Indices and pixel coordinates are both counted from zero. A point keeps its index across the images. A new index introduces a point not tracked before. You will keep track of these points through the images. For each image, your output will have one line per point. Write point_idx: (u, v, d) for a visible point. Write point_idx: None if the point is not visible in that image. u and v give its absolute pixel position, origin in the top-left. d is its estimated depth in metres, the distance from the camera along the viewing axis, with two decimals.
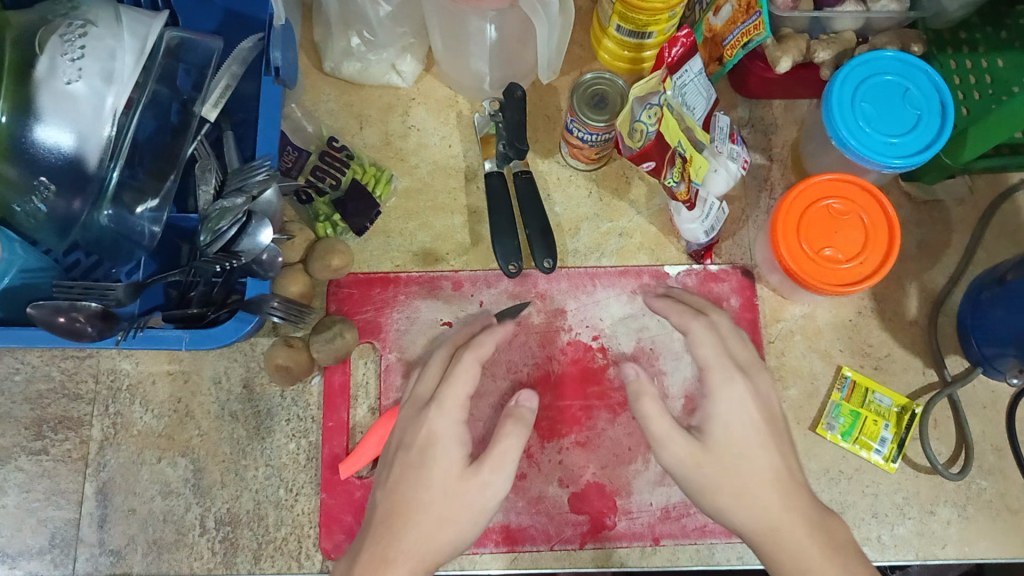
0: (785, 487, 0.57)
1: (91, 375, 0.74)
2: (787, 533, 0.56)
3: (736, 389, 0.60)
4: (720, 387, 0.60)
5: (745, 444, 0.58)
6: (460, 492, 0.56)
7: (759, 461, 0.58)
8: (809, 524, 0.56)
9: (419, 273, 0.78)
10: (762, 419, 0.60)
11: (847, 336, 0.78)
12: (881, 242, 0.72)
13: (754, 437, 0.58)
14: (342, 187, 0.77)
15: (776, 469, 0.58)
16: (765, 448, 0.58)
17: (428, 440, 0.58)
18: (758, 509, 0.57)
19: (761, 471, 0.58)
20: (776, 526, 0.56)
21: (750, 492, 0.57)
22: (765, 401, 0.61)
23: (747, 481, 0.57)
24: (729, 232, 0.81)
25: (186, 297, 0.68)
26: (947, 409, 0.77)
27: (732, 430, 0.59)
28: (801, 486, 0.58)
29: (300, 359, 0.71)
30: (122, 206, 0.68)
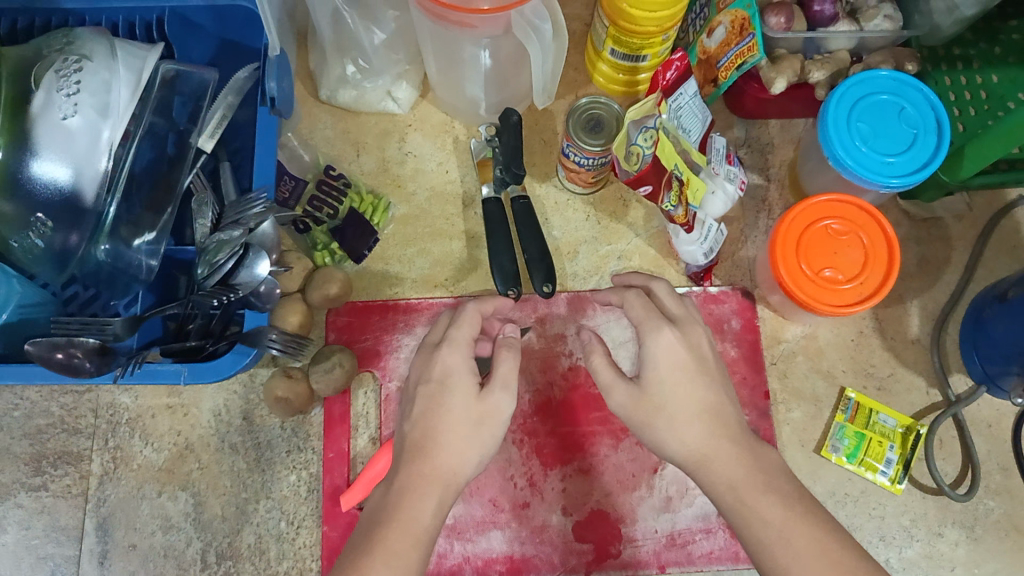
0: (716, 420, 0.55)
1: (90, 410, 0.73)
2: (717, 460, 0.54)
3: (663, 338, 0.56)
4: (648, 336, 0.57)
5: (674, 385, 0.55)
6: (479, 410, 0.55)
7: (686, 399, 0.55)
8: (739, 452, 0.54)
9: (417, 299, 0.77)
10: (692, 360, 0.56)
11: (849, 356, 0.78)
12: (882, 260, 0.72)
13: (686, 383, 0.56)
14: (339, 217, 0.77)
15: (707, 405, 0.55)
16: (693, 384, 0.56)
17: (440, 374, 0.57)
18: (684, 443, 0.55)
19: (686, 405, 0.55)
20: (705, 458, 0.54)
21: (687, 426, 0.55)
22: (696, 346, 0.57)
23: (678, 420, 0.55)
24: (729, 253, 0.80)
25: (184, 329, 0.68)
26: (952, 428, 0.77)
27: (666, 376, 0.56)
28: (730, 417, 0.56)
29: (299, 391, 0.70)
30: (118, 240, 0.67)
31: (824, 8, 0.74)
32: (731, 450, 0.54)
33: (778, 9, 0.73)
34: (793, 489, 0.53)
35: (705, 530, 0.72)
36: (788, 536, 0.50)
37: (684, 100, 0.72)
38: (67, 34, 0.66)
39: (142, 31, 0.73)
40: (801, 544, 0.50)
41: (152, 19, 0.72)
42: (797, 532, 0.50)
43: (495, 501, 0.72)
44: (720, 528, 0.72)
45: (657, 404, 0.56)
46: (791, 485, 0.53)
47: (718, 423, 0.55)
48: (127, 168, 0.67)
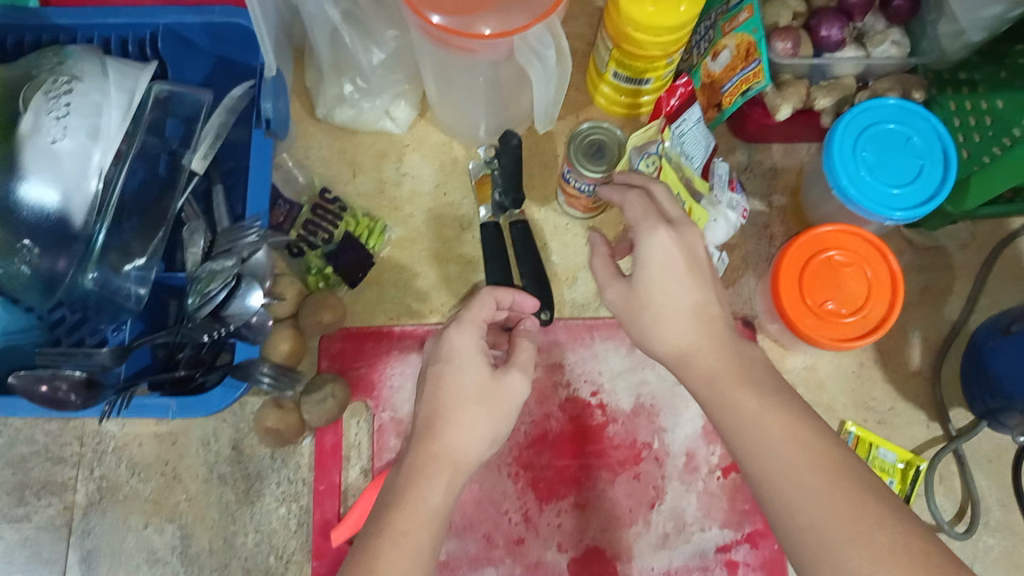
0: (706, 318, 0.56)
1: (75, 438, 0.71)
2: (698, 355, 0.55)
3: (657, 237, 0.55)
4: (640, 235, 0.56)
5: (663, 282, 0.56)
6: (490, 390, 0.55)
7: (676, 301, 0.56)
8: (720, 347, 0.55)
9: (412, 326, 0.75)
10: (685, 259, 0.56)
11: (851, 388, 0.77)
12: (886, 292, 0.71)
13: (676, 278, 0.55)
14: (334, 241, 0.75)
15: (696, 303, 0.56)
16: (683, 283, 0.56)
17: (447, 354, 0.56)
18: (673, 340, 0.56)
19: (676, 301, 0.56)
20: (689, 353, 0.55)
21: (674, 323, 0.56)
22: (692, 250, 0.56)
23: (665, 319, 0.56)
24: (730, 280, 0.79)
25: (175, 359, 0.66)
26: (953, 463, 0.76)
27: (659, 273, 0.56)
28: (717, 313, 0.56)
29: (290, 421, 0.68)
30: (107, 267, 0.65)
31: (831, 33, 0.72)
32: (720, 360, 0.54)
33: (785, 34, 0.72)
34: (779, 388, 0.53)
35: (702, 568, 0.70)
36: (775, 437, 0.50)
37: (687, 126, 0.71)
38: (57, 53, 0.64)
39: (134, 47, 0.69)
40: (786, 457, 0.49)
41: (145, 34, 0.69)
42: (789, 443, 0.49)
43: (489, 536, 0.71)
44: (718, 566, 0.71)
45: (642, 303, 0.57)
46: (778, 385, 0.53)
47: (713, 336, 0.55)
48: (117, 192, 0.64)
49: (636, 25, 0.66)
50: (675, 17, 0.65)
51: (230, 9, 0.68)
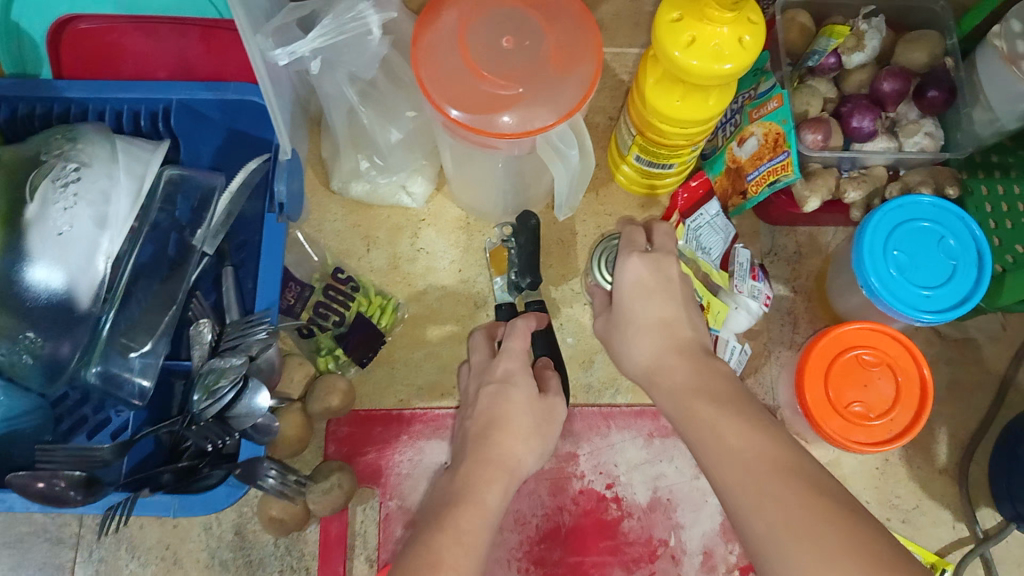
0: (674, 332, 0.60)
1: (75, 517, 0.70)
2: (664, 369, 0.58)
3: (632, 259, 0.63)
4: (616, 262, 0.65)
5: (634, 300, 0.62)
6: (539, 403, 0.63)
7: (647, 312, 0.61)
8: (684, 359, 0.58)
9: (423, 410, 0.74)
10: (654, 281, 0.62)
11: (874, 486, 0.74)
12: (914, 396, 0.69)
13: (654, 298, 0.62)
14: (346, 322, 0.73)
15: (664, 318, 0.61)
16: (652, 300, 0.62)
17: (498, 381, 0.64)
18: (643, 358, 0.61)
19: (644, 320, 0.61)
20: (654, 371, 0.59)
21: (648, 342, 0.61)
22: (660, 271, 0.63)
23: (635, 336, 0.62)
24: (752, 368, 0.76)
25: (179, 449, 0.64)
26: (978, 567, 0.73)
27: (637, 296, 0.62)
28: (686, 335, 0.60)
29: (294, 511, 0.66)
30: (114, 351, 0.62)
31: (863, 125, 0.70)
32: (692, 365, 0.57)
33: (816, 126, 0.69)
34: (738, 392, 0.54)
35: None
36: (729, 445, 0.50)
37: (703, 220, 0.72)
38: (68, 136, 0.62)
39: (147, 121, 0.68)
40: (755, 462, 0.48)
41: (158, 109, 0.67)
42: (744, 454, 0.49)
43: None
44: None
45: (616, 322, 0.64)
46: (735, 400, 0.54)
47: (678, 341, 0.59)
48: (126, 272, 0.62)
49: (662, 117, 0.64)
50: (704, 111, 0.62)
51: (245, 87, 0.67)
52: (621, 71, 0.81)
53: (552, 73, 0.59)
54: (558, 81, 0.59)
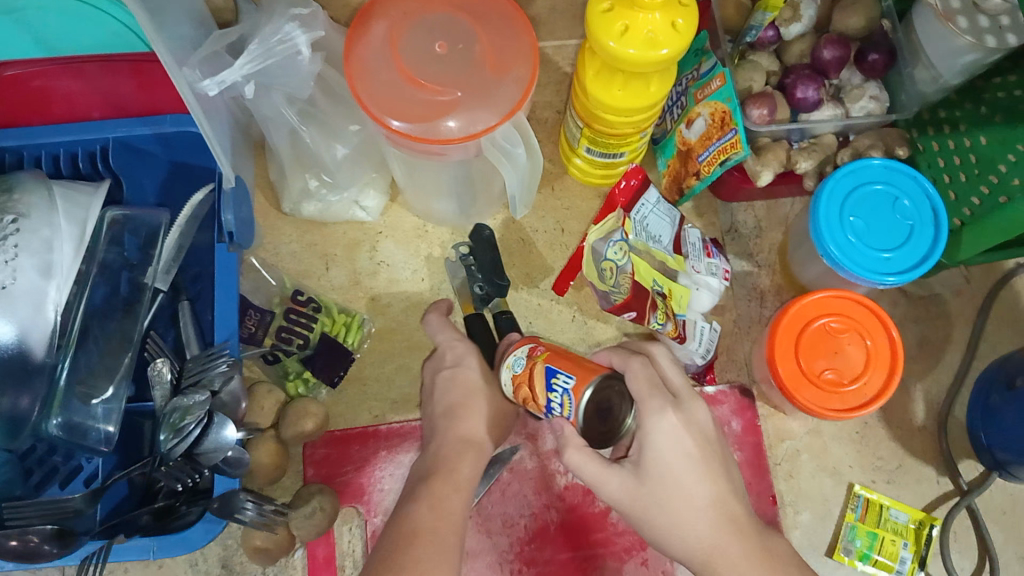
0: (727, 510, 0.53)
1: (56, 570, 0.69)
2: (723, 556, 0.52)
3: (665, 419, 0.53)
4: (648, 418, 0.53)
5: (674, 460, 0.52)
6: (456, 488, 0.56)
7: (690, 495, 0.53)
8: (746, 542, 0.52)
9: (400, 423, 0.73)
10: (698, 449, 0.53)
11: (855, 451, 0.75)
12: (884, 359, 0.69)
13: (695, 478, 0.53)
14: (311, 344, 0.72)
15: (714, 497, 0.53)
16: (698, 476, 0.53)
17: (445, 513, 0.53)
18: (697, 544, 0.52)
19: (695, 498, 0.53)
20: (710, 556, 0.52)
21: (690, 518, 0.52)
22: (702, 428, 0.54)
23: (683, 514, 0.52)
24: (725, 346, 0.76)
25: (152, 491, 0.64)
26: (966, 518, 0.74)
27: (666, 472, 0.53)
28: (738, 509, 0.53)
29: (278, 539, 0.66)
30: (74, 399, 0.61)
31: (807, 94, 0.71)
32: (728, 538, 0.52)
33: (761, 101, 0.70)
34: None
35: None
36: None
37: (646, 209, 0.70)
38: (0, 185, 0.60)
39: (87, 164, 0.67)
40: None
41: (96, 150, 0.67)
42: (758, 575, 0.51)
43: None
44: None
45: (656, 499, 0.53)
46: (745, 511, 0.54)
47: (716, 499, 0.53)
48: (77, 321, 0.61)
49: (605, 108, 0.64)
50: (646, 98, 0.62)
51: (182, 119, 0.66)
52: (563, 63, 0.81)
53: (489, 75, 0.58)
54: (495, 81, 0.58)
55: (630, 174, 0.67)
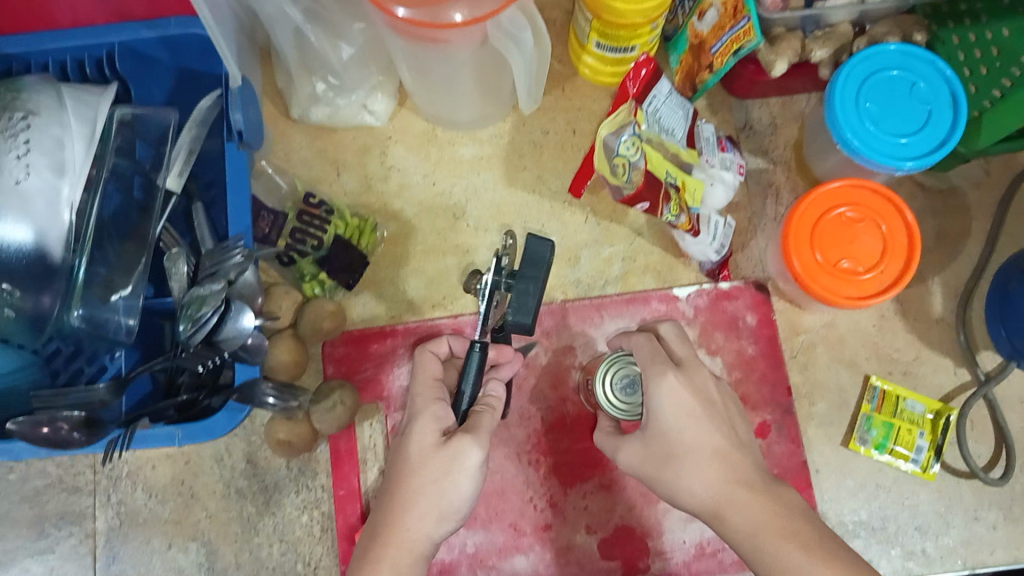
0: (730, 461, 0.53)
1: (89, 466, 0.72)
2: (733, 506, 0.52)
3: (664, 380, 0.55)
4: (650, 382, 0.56)
5: (674, 419, 0.54)
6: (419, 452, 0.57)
7: (697, 449, 0.54)
8: (753, 494, 0.52)
9: (416, 323, 0.74)
10: (697, 400, 0.54)
11: (871, 344, 0.74)
12: (900, 247, 0.68)
13: (699, 433, 0.54)
14: (326, 246, 0.72)
15: (718, 447, 0.54)
16: (700, 427, 0.54)
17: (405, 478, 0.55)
18: (702, 499, 0.53)
19: (698, 450, 0.54)
20: (719, 508, 0.52)
21: (693, 471, 0.53)
22: (701, 387, 0.55)
23: (689, 470, 0.53)
24: (740, 244, 0.76)
25: (174, 384, 0.65)
26: (983, 408, 0.74)
27: (669, 433, 0.54)
28: (742, 461, 0.54)
29: (301, 432, 0.68)
30: (93, 300, 0.62)
31: None
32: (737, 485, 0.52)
33: None
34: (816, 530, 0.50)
35: None
36: None
37: (659, 101, 0.68)
38: (11, 87, 0.61)
39: (93, 69, 0.68)
40: (793, 559, 0.49)
41: (102, 54, 0.67)
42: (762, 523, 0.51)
43: (516, 524, 0.71)
44: None
45: (665, 453, 0.54)
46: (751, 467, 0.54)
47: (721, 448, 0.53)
48: (92, 220, 0.62)
49: None
50: None
51: (186, 20, 0.66)
52: None
53: None
54: None
55: (641, 64, 0.65)
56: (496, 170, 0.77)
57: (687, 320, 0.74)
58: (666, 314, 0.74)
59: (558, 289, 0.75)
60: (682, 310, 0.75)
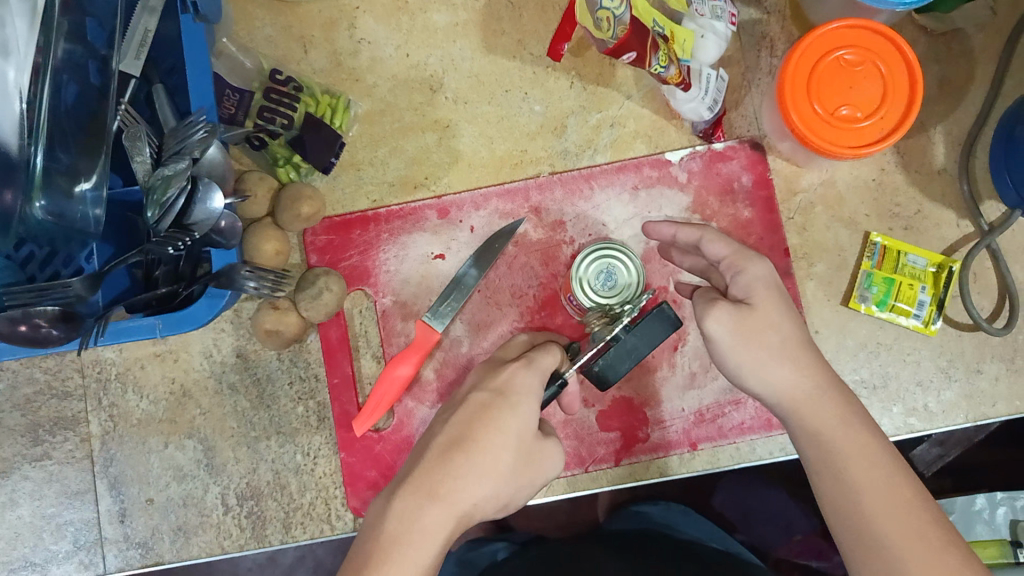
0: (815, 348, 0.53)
1: (76, 371, 0.70)
2: (824, 394, 0.51)
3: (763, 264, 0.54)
4: (744, 261, 0.54)
5: (770, 301, 0.53)
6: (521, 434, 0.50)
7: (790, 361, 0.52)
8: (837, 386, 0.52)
9: (398, 206, 0.71)
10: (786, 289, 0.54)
11: (871, 199, 0.72)
12: (902, 89, 0.64)
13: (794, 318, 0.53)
14: (296, 126, 0.69)
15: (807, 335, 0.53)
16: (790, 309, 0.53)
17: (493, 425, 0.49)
18: (789, 382, 0.52)
19: (792, 331, 0.52)
20: (806, 395, 0.51)
21: (787, 351, 0.52)
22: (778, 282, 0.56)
23: (781, 349, 0.52)
24: (733, 102, 0.72)
25: (151, 278, 0.62)
26: (986, 259, 0.71)
27: (773, 314, 0.52)
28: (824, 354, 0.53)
29: (288, 322, 0.65)
30: (58, 191, 0.57)
31: None
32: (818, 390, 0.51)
33: None
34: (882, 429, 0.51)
35: (734, 402, 0.69)
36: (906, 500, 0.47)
37: None
38: None
39: None
40: (875, 448, 0.49)
41: None
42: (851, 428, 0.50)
43: None
44: (749, 398, 0.69)
45: (764, 327, 0.52)
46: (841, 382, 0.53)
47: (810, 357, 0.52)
48: (45, 111, 0.55)
49: None
50: None
51: None
52: None
53: None
54: None
55: None
56: (473, 38, 0.72)
57: (681, 186, 0.71)
58: (658, 180, 0.71)
59: (545, 162, 0.72)
60: (675, 175, 0.72)
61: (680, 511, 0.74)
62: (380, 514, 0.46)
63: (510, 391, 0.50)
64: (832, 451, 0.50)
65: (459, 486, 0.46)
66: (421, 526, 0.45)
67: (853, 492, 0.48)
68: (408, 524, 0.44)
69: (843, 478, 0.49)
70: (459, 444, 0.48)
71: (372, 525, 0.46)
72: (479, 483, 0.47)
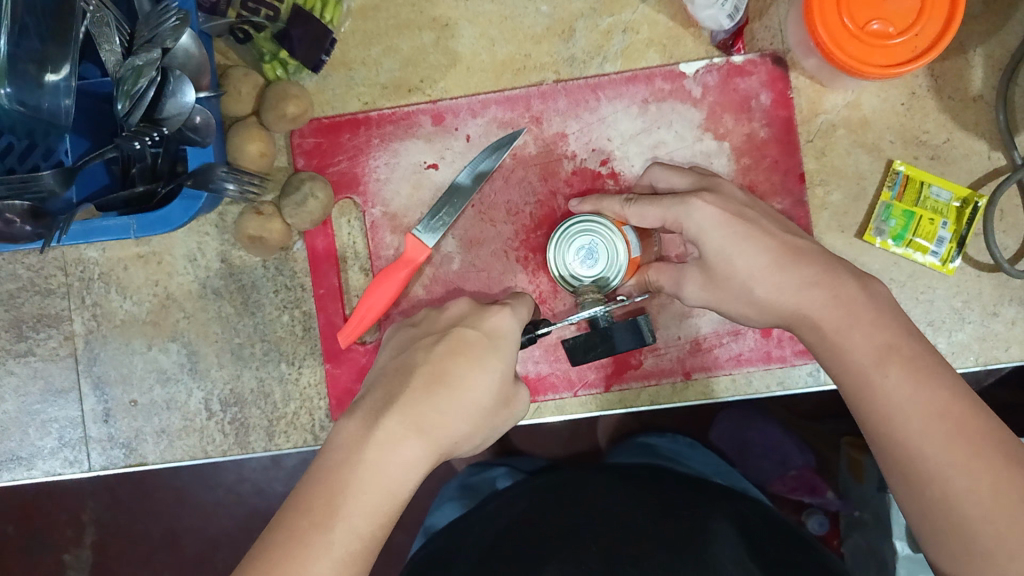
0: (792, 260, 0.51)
1: (58, 269, 0.68)
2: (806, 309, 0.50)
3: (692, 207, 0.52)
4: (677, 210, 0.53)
5: (723, 243, 0.51)
6: (489, 352, 0.47)
7: (732, 266, 0.52)
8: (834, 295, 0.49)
9: (390, 110, 0.67)
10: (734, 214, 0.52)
11: (899, 125, 0.66)
12: (942, 5, 0.58)
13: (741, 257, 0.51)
14: (282, 17, 0.63)
15: (771, 253, 0.51)
16: (740, 239, 0.51)
17: (466, 341, 0.48)
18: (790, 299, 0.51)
19: (752, 261, 0.51)
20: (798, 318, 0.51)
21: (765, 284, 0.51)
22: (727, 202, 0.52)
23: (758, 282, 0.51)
24: (756, 11, 0.67)
25: (128, 175, 0.58)
26: (1016, 196, 0.66)
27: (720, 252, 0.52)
28: (800, 261, 0.51)
29: (273, 228, 0.62)
30: (22, 80, 0.53)
31: None
32: (821, 317, 0.49)
33: None
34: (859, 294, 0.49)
35: (733, 333, 0.66)
36: (922, 405, 0.44)
37: None
38: None
39: None
40: (864, 348, 0.47)
41: None
42: (921, 408, 0.44)
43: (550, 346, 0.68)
44: (750, 329, 0.66)
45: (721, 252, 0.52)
46: (923, 346, 0.47)
47: (723, 258, 0.52)
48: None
49: None
50: None
51: None
52: None
53: None
54: None
55: None
56: None
57: (695, 101, 0.66)
58: (671, 94, 0.66)
59: (550, 68, 0.67)
60: (689, 89, 0.66)
61: (686, 443, 0.73)
62: (355, 438, 0.44)
63: (485, 341, 0.48)
64: (859, 376, 0.47)
65: (434, 420, 0.45)
66: (384, 478, 0.43)
67: (865, 393, 0.46)
68: (384, 460, 0.43)
69: (865, 382, 0.46)
70: (435, 385, 0.46)
71: (340, 451, 0.43)
72: (463, 423, 0.46)
